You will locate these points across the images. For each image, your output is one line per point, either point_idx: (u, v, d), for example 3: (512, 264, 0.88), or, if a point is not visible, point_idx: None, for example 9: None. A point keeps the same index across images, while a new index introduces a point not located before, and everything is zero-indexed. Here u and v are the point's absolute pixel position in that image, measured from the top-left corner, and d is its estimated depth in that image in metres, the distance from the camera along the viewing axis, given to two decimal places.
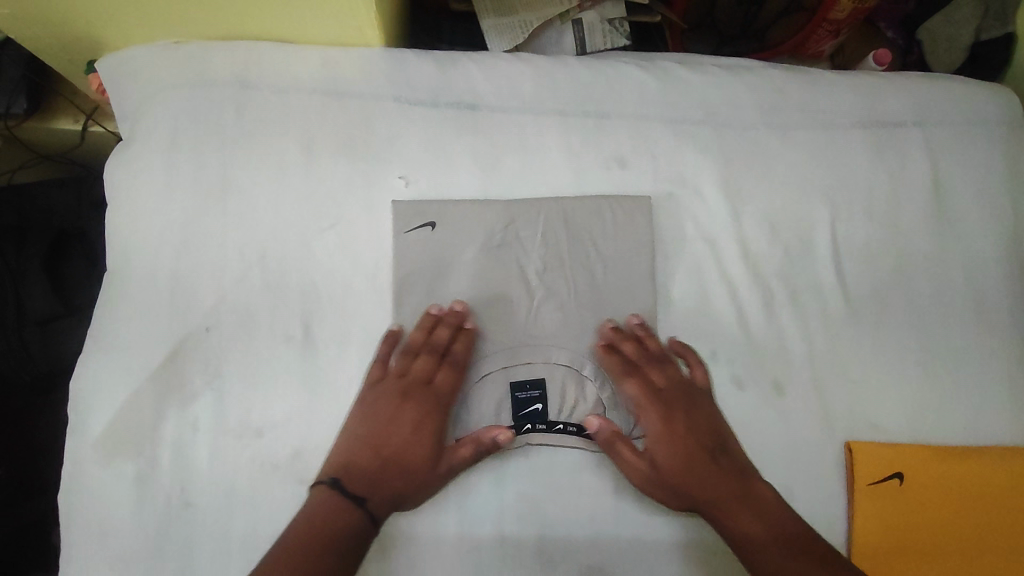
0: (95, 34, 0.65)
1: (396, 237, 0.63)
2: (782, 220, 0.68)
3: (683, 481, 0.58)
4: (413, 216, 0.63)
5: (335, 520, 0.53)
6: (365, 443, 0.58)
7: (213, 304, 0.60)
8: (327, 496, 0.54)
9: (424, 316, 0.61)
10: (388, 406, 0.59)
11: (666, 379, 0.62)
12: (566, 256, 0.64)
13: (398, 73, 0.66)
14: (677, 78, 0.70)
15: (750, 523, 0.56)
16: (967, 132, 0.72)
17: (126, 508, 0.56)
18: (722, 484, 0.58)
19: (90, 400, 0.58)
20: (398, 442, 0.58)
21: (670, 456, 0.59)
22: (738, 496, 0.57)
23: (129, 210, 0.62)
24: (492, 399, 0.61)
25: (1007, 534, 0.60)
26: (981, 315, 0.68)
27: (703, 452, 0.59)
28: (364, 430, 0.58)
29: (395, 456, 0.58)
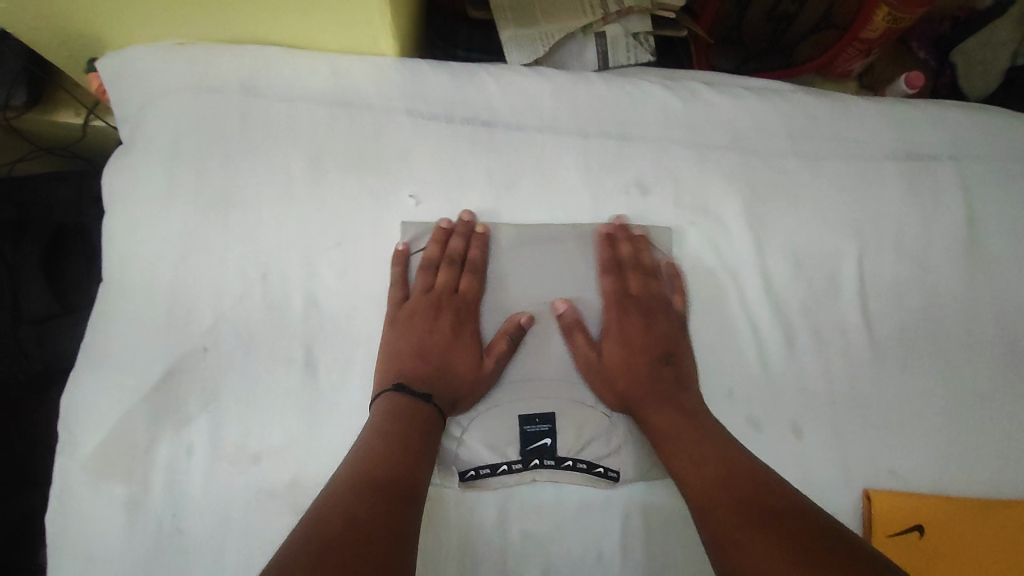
0: (96, 31, 0.62)
1: (400, 259, 0.61)
2: (808, 254, 0.65)
3: (640, 414, 0.58)
4: (419, 240, 0.62)
5: (404, 424, 0.54)
6: (410, 354, 0.59)
7: (213, 322, 0.58)
8: (396, 399, 0.55)
9: (437, 229, 0.61)
10: (421, 323, 0.60)
11: (642, 287, 0.63)
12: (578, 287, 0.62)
13: (413, 84, 0.63)
14: (703, 100, 0.67)
15: (672, 421, 0.56)
16: (1004, 166, 0.69)
17: (116, 534, 0.54)
18: (660, 387, 0.59)
19: (82, 418, 0.56)
20: (441, 352, 0.60)
21: (613, 352, 0.61)
22: (671, 398, 0.58)
23: (127, 219, 0.59)
24: (494, 432, 0.58)
25: None
26: (1010, 360, 0.65)
27: (659, 377, 0.59)
28: (408, 342, 0.59)
29: (446, 364, 0.59)
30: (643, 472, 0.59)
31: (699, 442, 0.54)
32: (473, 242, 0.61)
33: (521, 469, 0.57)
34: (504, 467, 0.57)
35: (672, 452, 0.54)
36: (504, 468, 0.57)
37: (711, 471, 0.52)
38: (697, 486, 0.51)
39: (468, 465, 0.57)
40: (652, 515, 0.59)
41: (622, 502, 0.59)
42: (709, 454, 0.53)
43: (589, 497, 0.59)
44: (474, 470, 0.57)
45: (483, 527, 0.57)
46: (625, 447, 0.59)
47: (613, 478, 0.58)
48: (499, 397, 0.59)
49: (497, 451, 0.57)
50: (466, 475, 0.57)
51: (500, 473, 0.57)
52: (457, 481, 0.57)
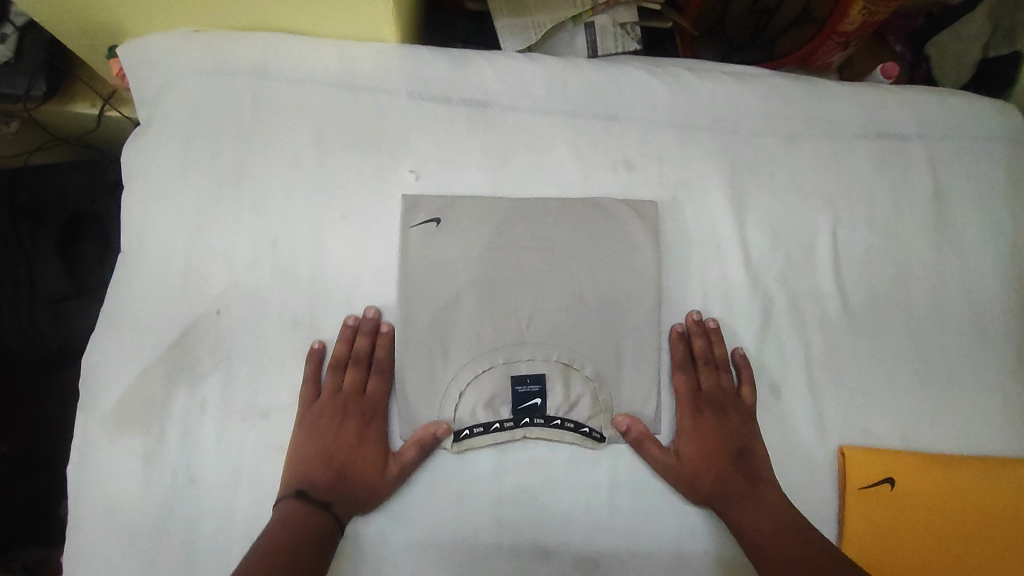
0: (116, 18, 0.66)
1: (401, 231, 0.64)
2: (784, 227, 0.69)
3: (721, 509, 0.61)
4: (419, 212, 0.64)
5: (303, 527, 0.55)
6: (318, 459, 0.59)
7: (225, 289, 0.61)
8: (294, 506, 0.56)
9: (344, 325, 0.62)
10: (328, 427, 0.60)
11: (714, 382, 0.65)
12: (571, 258, 0.65)
13: (413, 69, 0.68)
14: (686, 85, 0.71)
15: (751, 515, 0.59)
16: (971, 147, 0.73)
17: (134, 484, 0.58)
18: (735, 483, 0.61)
19: (101, 377, 0.59)
20: (348, 457, 0.60)
21: (690, 448, 0.63)
22: (746, 494, 0.60)
23: (145, 193, 0.63)
24: (488, 392, 0.61)
25: (996, 540, 0.61)
26: (977, 326, 0.69)
27: (735, 463, 0.62)
28: (314, 445, 0.59)
29: (348, 469, 0.59)
30: (627, 432, 0.63)
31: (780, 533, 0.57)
32: (375, 342, 0.62)
33: (513, 427, 0.61)
34: (497, 425, 0.61)
35: (752, 537, 0.58)
36: (497, 426, 0.61)
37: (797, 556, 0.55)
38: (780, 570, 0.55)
39: (463, 424, 0.61)
40: (638, 470, 0.63)
41: (610, 458, 0.63)
42: (793, 543, 0.56)
43: (579, 453, 0.62)
44: (468, 429, 0.61)
45: (479, 480, 0.60)
46: (608, 409, 0.63)
47: (598, 438, 0.62)
48: (493, 359, 0.62)
49: (490, 410, 0.61)
50: (461, 433, 0.61)
51: (493, 431, 0.61)
52: (451, 440, 0.61)
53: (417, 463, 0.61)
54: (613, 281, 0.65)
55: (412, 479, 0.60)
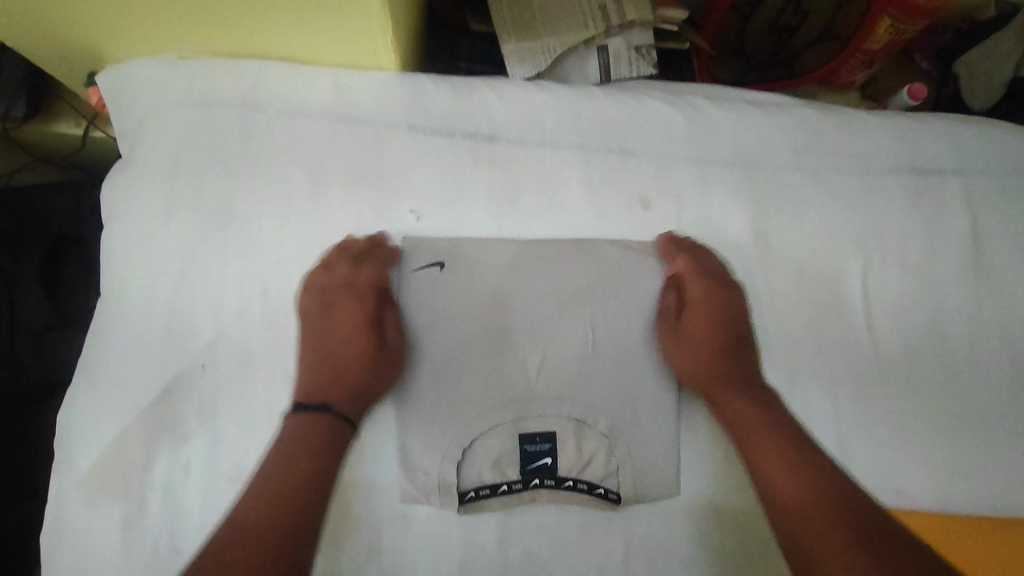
0: (96, 44, 0.61)
1: (402, 276, 0.60)
2: (812, 269, 0.64)
3: (716, 400, 0.58)
4: (420, 255, 0.60)
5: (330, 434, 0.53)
6: (358, 358, 0.57)
7: (212, 339, 0.57)
8: (319, 409, 0.53)
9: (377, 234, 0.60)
10: (322, 323, 0.58)
11: (716, 271, 0.61)
12: (585, 302, 0.60)
13: (414, 99, 0.63)
14: (706, 116, 0.66)
15: (744, 407, 0.56)
16: (1010, 183, 0.68)
17: (113, 554, 0.53)
18: (731, 370, 0.59)
19: (79, 436, 0.55)
20: (338, 352, 0.57)
21: (691, 352, 0.59)
22: (732, 381, 0.58)
23: (126, 235, 0.59)
24: (494, 451, 0.57)
25: None
26: (1018, 377, 0.64)
27: (752, 377, 0.58)
28: (304, 339, 0.57)
29: (325, 364, 0.57)
30: (644, 494, 0.58)
31: (770, 438, 0.53)
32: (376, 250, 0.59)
33: (521, 489, 0.57)
34: (504, 487, 0.57)
35: (743, 446, 0.54)
36: (505, 488, 0.57)
37: (785, 477, 0.51)
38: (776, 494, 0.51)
39: (468, 486, 0.56)
40: (655, 536, 0.58)
41: (626, 523, 0.58)
42: (787, 458, 0.52)
43: (590, 517, 0.58)
44: (474, 492, 0.56)
45: (484, 547, 0.56)
46: (626, 468, 0.58)
47: (614, 501, 0.58)
48: (499, 416, 0.57)
49: (498, 470, 0.57)
50: (466, 497, 0.56)
51: (500, 494, 0.57)
52: (456, 503, 0.56)
53: (418, 531, 0.56)
54: (629, 329, 0.60)
55: (412, 548, 0.56)
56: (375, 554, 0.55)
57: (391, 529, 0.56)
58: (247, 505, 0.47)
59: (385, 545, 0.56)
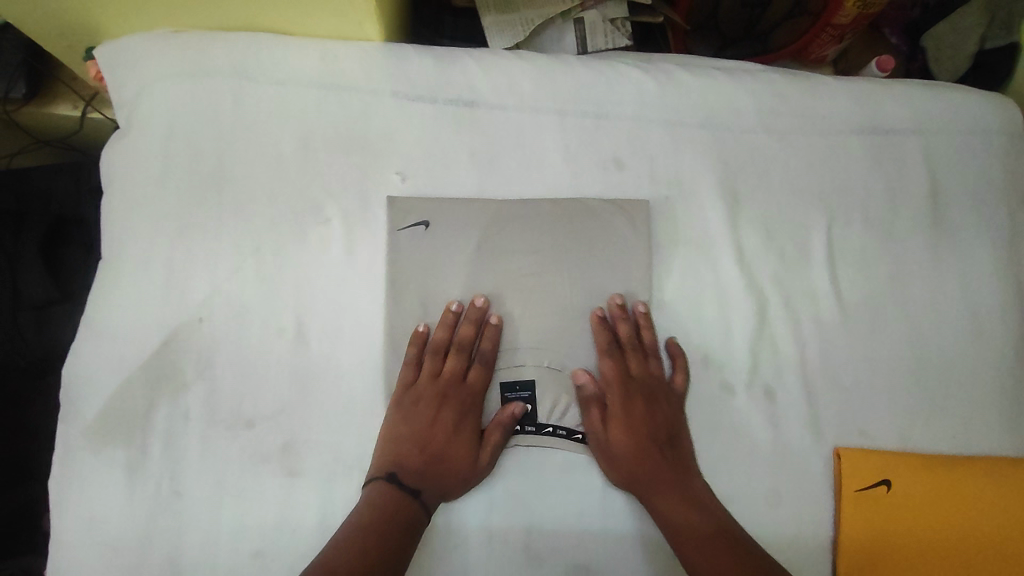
0: (94, 19, 0.64)
1: (389, 234, 0.63)
2: (779, 226, 0.68)
3: (653, 505, 0.59)
4: (408, 213, 0.63)
5: (389, 522, 0.55)
6: (413, 443, 0.60)
7: (208, 295, 0.60)
8: (383, 492, 0.56)
9: (446, 312, 0.62)
10: (428, 412, 0.61)
11: (643, 367, 0.63)
12: (561, 259, 0.64)
13: (398, 67, 0.66)
14: (677, 81, 0.69)
15: (682, 518, 0.58)
16: (967, 142, 0.72)
17: (117, 497, 0.56)
18: (651, 473, 0.60)
19: (83, 387, 0.58)
20: (438, 444, 0.60)
21: (626, 439, 0.61)
22: (666, 485, 0.59)
23: (125, 200, 0.62)
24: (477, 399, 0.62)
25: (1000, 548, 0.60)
26: (976, 326, 0.68)
27: (683, 478, 0.60)
28: (408, 429, 0.60)
29: (441, 460, 0.59)
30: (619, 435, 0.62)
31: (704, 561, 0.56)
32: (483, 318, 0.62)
33: None
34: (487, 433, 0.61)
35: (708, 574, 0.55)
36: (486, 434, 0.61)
37: None
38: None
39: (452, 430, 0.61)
40: None
41: (602, 465, 0.61)
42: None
43: (569, 457, 0.61)
44: None
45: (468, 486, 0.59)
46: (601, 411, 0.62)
47: (591, 443, 0.61)
48: (483, 365, 0.62)
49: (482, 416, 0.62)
50: None
51: None
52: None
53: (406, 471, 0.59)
54: (601, 285, 0.64)
55: None
56: None
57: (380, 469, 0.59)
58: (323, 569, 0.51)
59: None
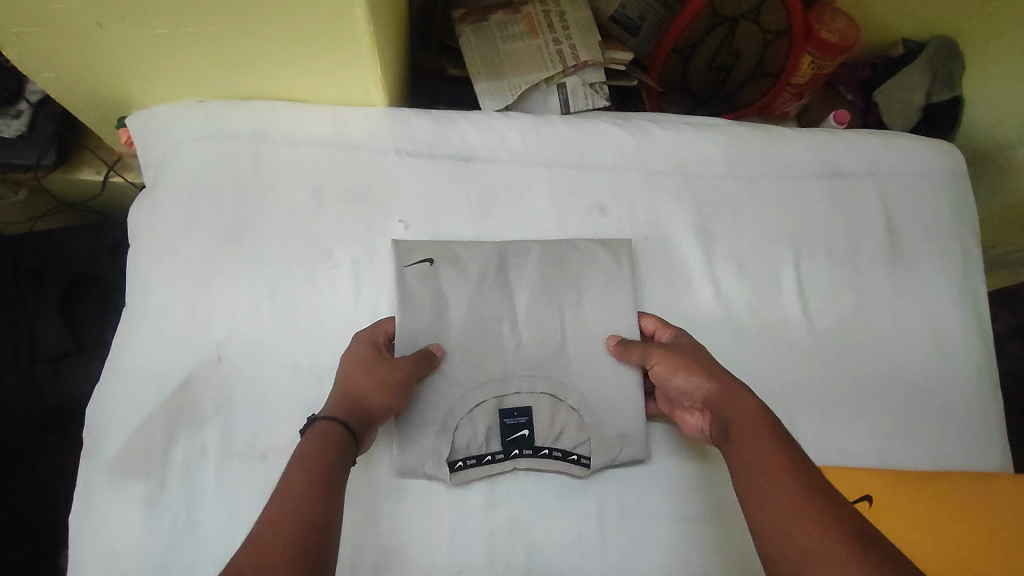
0: (128, 93, 0.72)
1: (397, 270, 0.67)
2: (751, 260, 0.74)
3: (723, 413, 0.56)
4: (414, 252, 0.68)
5: (318, 453, 0.52)
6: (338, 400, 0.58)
7: (226, 335, 0.65)
8: (315, 432, 0.54)
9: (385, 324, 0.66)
10: (350, 369, 0.60)
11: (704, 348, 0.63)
12: (553, 291, 0.69)
13: (400, 128, 0.73)
14: (651, 135, 0.77)
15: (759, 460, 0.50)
16: (917, 182, 0.79)
17: (135, 529, 0.59)
18: (721, 394, 0.57)
19: (107, 424, 0.62)
20: (361, 389, 0.59)
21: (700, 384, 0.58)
22: (734, 396, 0.56)
23: (151, 251, 0.68)
24: (480, 426, 0.64)
25: (986, 559, 0.61)
26: (938, 348, 0.73)
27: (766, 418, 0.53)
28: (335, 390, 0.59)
29: (360, 398, 0.58)
30: (613, 459, 0.65)
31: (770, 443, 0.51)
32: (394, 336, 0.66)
33: (502, 459, 0.64)
34: (488, 457, 0.64)
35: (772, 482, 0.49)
36: (488, 458, 0.63)
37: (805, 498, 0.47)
38: (790, 535, 0.45)
39: (457, 456, 0.63)
40: (626, 498, 0.64)
41: (599, 487, 0.64)
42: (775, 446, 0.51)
43: (567, 478, 0.64)
44: (462, 461, 0.63)
45: (471, 511, 0.62)
46: (596, 437, 0.65)
47: (586, 465, 0.65)
48: (485, 392, 0.65)
49: (482, 442, 0.64)
50: (455, 466, 0.63)
51: (484, 463, 0.63)
52: (448, 474, 0.62)
53: (412, 498, 0.62)
54: (589, 315, 0.69)
55: (406, 514, 0.61)
56: (373, 521, 0.60)
57: (387, 497, 0.62)
58: (270, 512, 0.47)
59: (382, 513, 0.61)
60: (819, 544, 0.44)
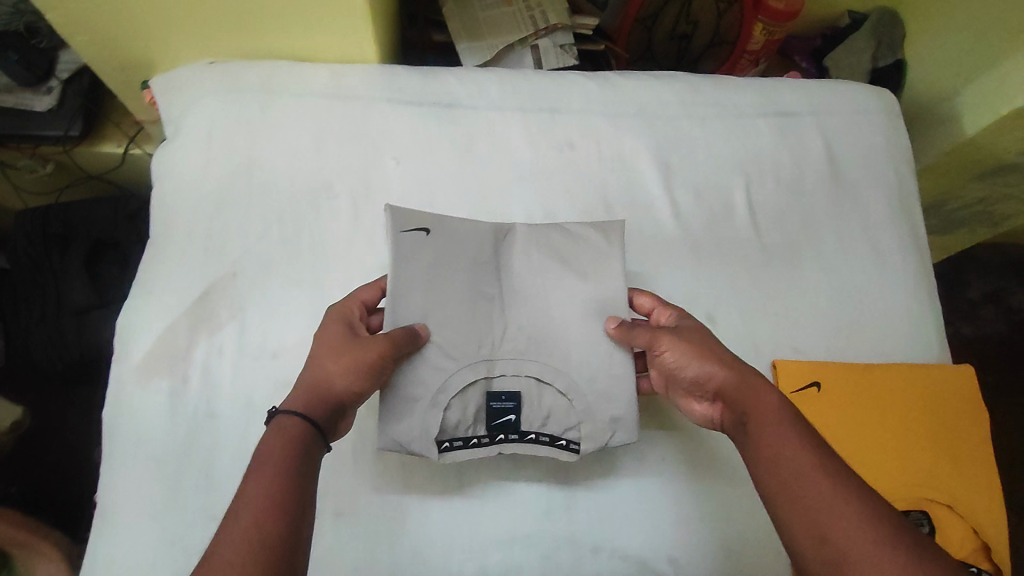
0: (151, 55, 0.82)
1: (392, 234, 0.67)
2: (706, 188, 0.83)
3: (744, 405, 0.57)
4: (409, 220, 0.68)
5: (280, 449, 0.52)
6: (304, 389, 0.58)
7: (240, 256, 0.73)
8: (276, 427, 0.54)
9: (359, 303, 0.66)
10: (318, 355, 0.60)
11: (708, 333, 0.64)
12: (542, 262, 0.70)
13: (392, 80, 0.83)
14: (615, 83, 0.87)
15: (785, 448, 0.51)
16: (855, 119, 0.89)
17: (161, 418, 0.67)
18: (739, 385, 0.58)
19: (135, 332, 0.70)
20: (325, 378, 0.58)
21: (716, 374, 0.59)
22: (753, 388, 0.57)
23: (173, 188, 0.77)
24: (468, 408, 0.65)
25: (909, 436, 0.72)
26: (879, 261, 0.82)
27: (788, 409, 0.55)
28: (302, 378, 0.59)
29: (324, 389, 0.58)
30: (603, 444, 0.66)
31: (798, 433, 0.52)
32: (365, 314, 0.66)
33: (488, 443, 0.65)
34: (473, 441, 0.64)
35: (802, 471, 0.50)
36: (473, 441, 0.64)
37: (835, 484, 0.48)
38: (818, 519, 0.47)
39: (444, 436, 0.64)
40: None
41: None
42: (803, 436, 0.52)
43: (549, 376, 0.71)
44: (448, 442, 0.64)
45: None
46: (585, 422, 0.65)
47: (575, 451, 0.66)
48: (476, 372, 0.65)
49: (468, 426, 0.65)
50: (442, 448, 0.63)
51: (470, 446, 0.64)
52: (435, 453, 0.63)
53: None
54: (581, 287, 0.69)
55: None
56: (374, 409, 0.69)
57: None
58: (233, 516, 0.47)
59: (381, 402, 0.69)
60: (844, 526, 0.46)
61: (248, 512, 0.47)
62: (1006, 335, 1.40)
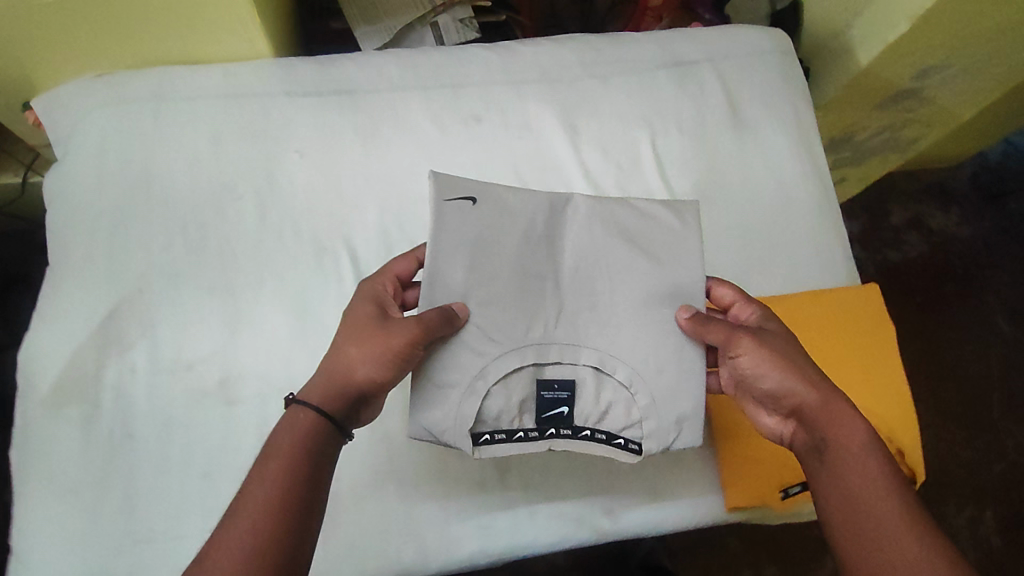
0: (29, 74, 0.78)
1: (435, 204, 0.61)
2: (612, 146, 0.84)
3: (824, 434, 0.56)
4: (454, 188, 0.62)
5: (295, 444, 0.51)
6: (323, 378, 0.55)
7: (143, 271, 0.72)
8: (292, 420, 0.53)
9: (393, 277, 0.62)
10: (346, 337, 0.57)
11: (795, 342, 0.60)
12: (606, 240, 0.64)
13: (287, 72, 0.81)
14: (514, 51, 0.87)
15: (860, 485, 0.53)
16: (752, 62, 0.91)
17: (75, 447, 0.65)
18: (822, 412, 0.56)
19: (40, 362, 0.68)
20: (344, 366, 0.55)
21: (801, 391, 0.57)
22: (837, 417, 0.56)
23: (65, 210, 0.74)
24: (514, 398, 0.60)
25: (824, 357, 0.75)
26: (784, 197, 0.85)
27: (869, 445, 0.55)
28: (325, 361, 0.56)
29: (348, 378, 0.55)
30: (667, 445, 0.60)
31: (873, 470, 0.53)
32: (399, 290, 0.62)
33: (538, 439, 0.60)
34: (520, 435, 0.59)
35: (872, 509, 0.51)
36: (520, 435, 0.59)
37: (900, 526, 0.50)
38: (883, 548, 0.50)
39: (484, 429, 0.59)
40: None
41: None
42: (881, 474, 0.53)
43: None
44: (489, 435, 0.59)
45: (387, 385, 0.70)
46: (648, 420, 0.60)
47: (636, 452, 0.61)
48: (523, 357, 0.60)
49: (514, 419, 0.60)
50: (484, 441, 0.59)
51: (518, 440, 0.59)
52: (471, 446, 0.58)
53: None
54: (653, 274, 0.63)
55: None
56: None
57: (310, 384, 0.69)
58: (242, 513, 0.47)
59: None
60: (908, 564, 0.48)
61: (245, 516, 0.47)
62: (926, 255, 1.46)
